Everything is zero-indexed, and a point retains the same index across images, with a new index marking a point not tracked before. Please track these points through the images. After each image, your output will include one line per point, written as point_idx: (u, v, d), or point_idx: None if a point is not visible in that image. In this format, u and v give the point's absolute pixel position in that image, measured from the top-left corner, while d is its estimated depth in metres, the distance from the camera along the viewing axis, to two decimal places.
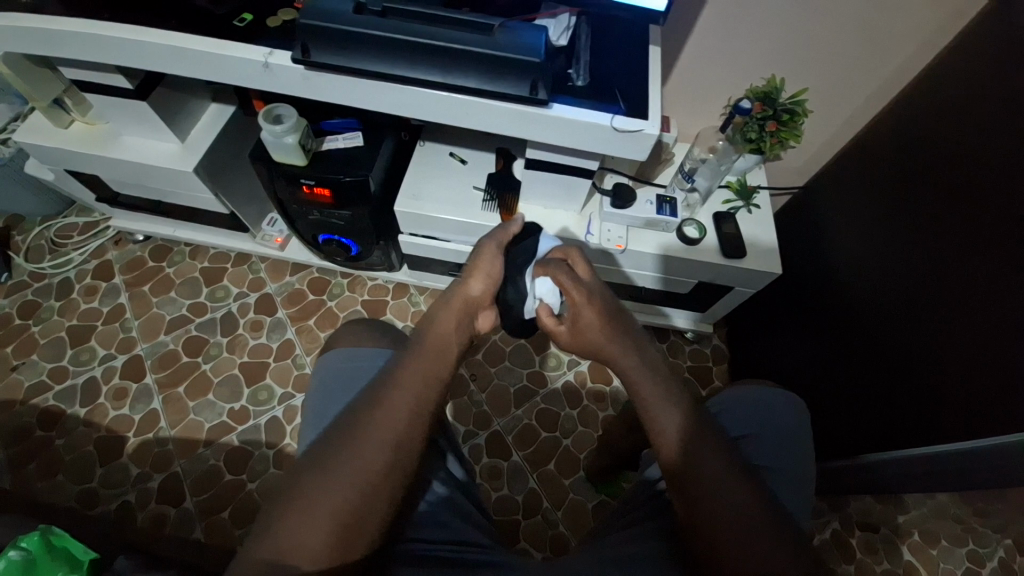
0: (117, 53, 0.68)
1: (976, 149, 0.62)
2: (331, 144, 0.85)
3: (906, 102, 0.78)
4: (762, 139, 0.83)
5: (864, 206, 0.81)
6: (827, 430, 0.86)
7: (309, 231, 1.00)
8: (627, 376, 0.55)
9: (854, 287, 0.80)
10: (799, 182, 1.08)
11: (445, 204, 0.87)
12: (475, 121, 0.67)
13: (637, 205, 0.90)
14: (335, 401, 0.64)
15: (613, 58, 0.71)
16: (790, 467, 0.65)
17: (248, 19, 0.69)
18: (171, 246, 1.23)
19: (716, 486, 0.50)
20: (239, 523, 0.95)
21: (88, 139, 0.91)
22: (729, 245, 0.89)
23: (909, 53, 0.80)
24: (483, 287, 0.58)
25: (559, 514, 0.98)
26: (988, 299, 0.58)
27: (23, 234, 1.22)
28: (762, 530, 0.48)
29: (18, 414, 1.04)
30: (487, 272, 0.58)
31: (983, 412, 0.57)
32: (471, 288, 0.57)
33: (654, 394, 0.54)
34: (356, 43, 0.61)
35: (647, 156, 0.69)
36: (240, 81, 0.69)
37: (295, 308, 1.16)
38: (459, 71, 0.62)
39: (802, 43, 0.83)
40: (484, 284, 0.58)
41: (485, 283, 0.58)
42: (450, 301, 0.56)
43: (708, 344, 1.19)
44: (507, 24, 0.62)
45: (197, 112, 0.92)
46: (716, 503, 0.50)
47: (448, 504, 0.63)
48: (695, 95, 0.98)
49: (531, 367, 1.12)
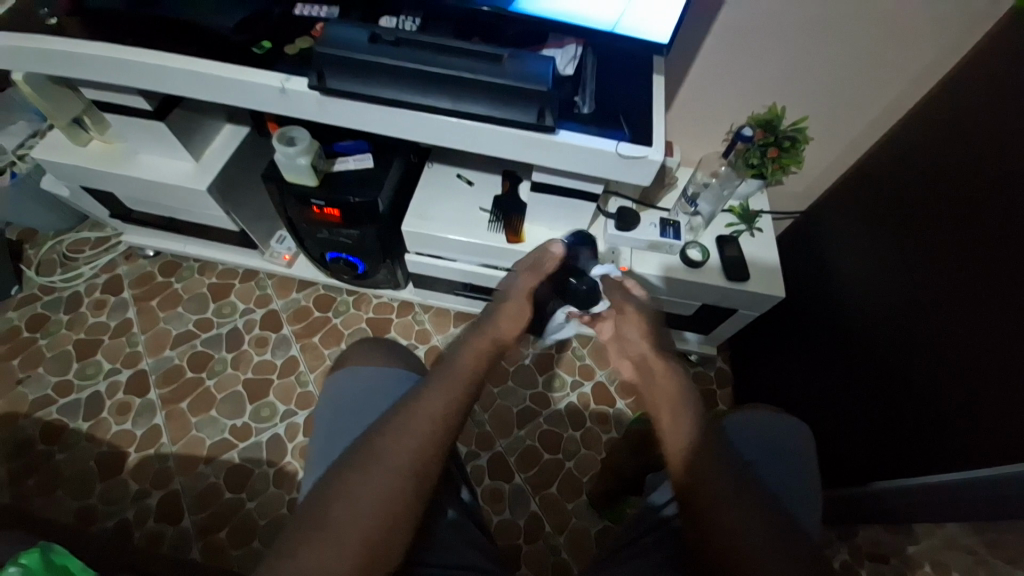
0: (139, 77, 0.71)
1: (972, 178, 0.63)
2: (341, 165, 0.87)
3: (904, 130, 0.80)
4: (764, 165, 0.85)
5: (865, 232, 0.82)
6: (833, 456, 0.85)
7: (317, 250, 1.01)
8: (658, 385, 0.57)
9: (858, 312, 0.80)
10: (801, 206, 1.09)
11: (451, 224, 0.89)
12: (483, 146, 0.69)
13: (641, 228, 0.92)
14: (340, 420, 0.65)
15: (618, 87, 0.73)
16: (797, 495, 0.64)
17: (266, 46, 0.71)
18: (181, 262, 1.25)
19: (726, 507, 0.49)
20: (237, 543, 0.94)
21: (105, 157, 0.94)
22: (732, 268, 0.90)
23: (905, 83, 0.82)
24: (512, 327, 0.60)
25: (561, 539, 0.97)
26: (991, 326, 0.58)
27: (36, 248, 1.24)
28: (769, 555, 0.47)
29: (21, 428, 1.04)
30: (515, 316, 0.61)
31: (991, 442, 0.57)
32: (502, 334, 0.59)
33: (680, 405, 0.55)
34: (370, 70, 0.63)
35: (651, 181, 0.70)
36: (257, 105, 0.71)
37: (300, 324, 1.17)
38: (469, 98, 0.64)
39: (801, 73, 0.86)
40: (512, 330, 0.60)
41: (513, 323, 0.61)
42: (478, 340, 0.57)
43: (712, 367, 1.19)
44: (515, 53, 0.64)
45: (212, 133, 0.94)
46: (728, 523, 0.49)
47: (451, 527, 0.62)
48: (697, 121, 1.00)
49: (534, 388, 1.12)
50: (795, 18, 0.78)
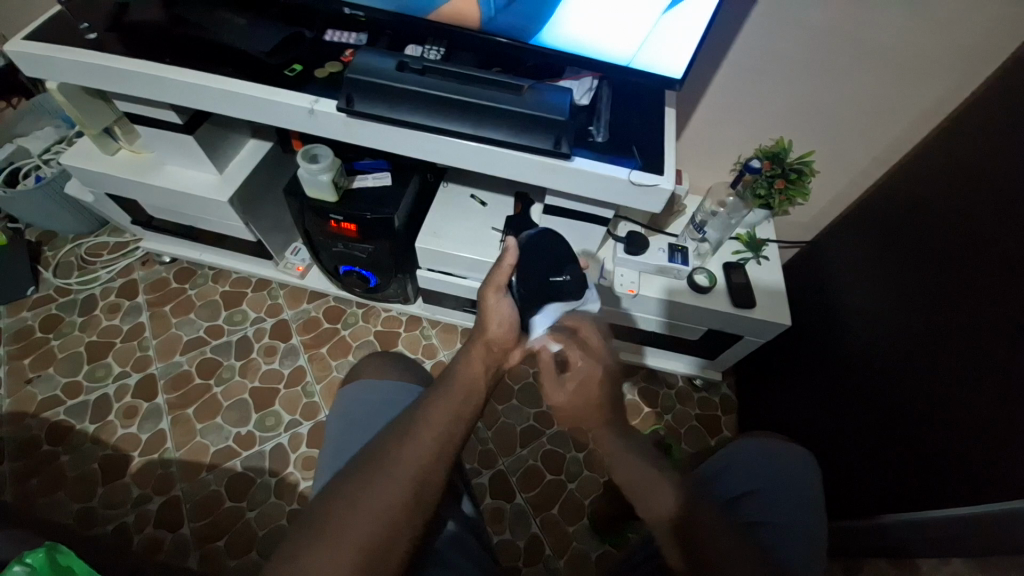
0: (175, 94, 0.74)
1: (970, 216, 0.65)
2: (360, 182, 0.90)
3: (908, 166, 0.82)
4: (770, 196, 0.86)
5: (870, 265, 0.83)
6: (838, 487, 0.85)
7: (331, 262, 1.04)
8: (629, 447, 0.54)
9: (863, 344, 0.81)
10: (807, 236, 1.11)
11: (464, 242, 0.91)
12: (500, 170, 0.71)
13: (649, 252, 0.94)
14: (350, 431, 0.65)
15: (631, 118, 0.76)
16: (802, 526, 0.63)
17: (297, 69, 0.75)
18: (195, 269, 1.27)
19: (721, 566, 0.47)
20: (234, 553, 0.94)
21: (132, 166, 0.97)
22: (738, 294, 0.91)
23: (909, 122, 0.85)
24: (499, 327, 0.61)
25: (561, 563, 0.96)
26: (992, 363, 0.59)
27: (55, 250, 1.27)
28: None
29: (28, 427, 1.04)
30: (503, 316, 0.61)
31: (995, 478, 0.57)
32: (492, 337, 0.60)
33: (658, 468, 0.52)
34: (397, 95, 0.67)
35: (662, 208, 0.72)
36: (286, 124, 0.74)
37: (309, 335, 1.19)
38: (489, 125, 0.67)
39: (807, 108, 0.89)
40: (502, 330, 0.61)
41: (502, 327, 0.61)
42: (472, 345, 0.59)
43: (717, 393, 1.19)
44: (535, 86, 0.68)
45: (236, 147, 0.98)
46: None
47: (454, 544, 0.62)
48: (706, 151, 1.03)
49: (538, 407, 1.12)
50: (803, 56, 0.81)
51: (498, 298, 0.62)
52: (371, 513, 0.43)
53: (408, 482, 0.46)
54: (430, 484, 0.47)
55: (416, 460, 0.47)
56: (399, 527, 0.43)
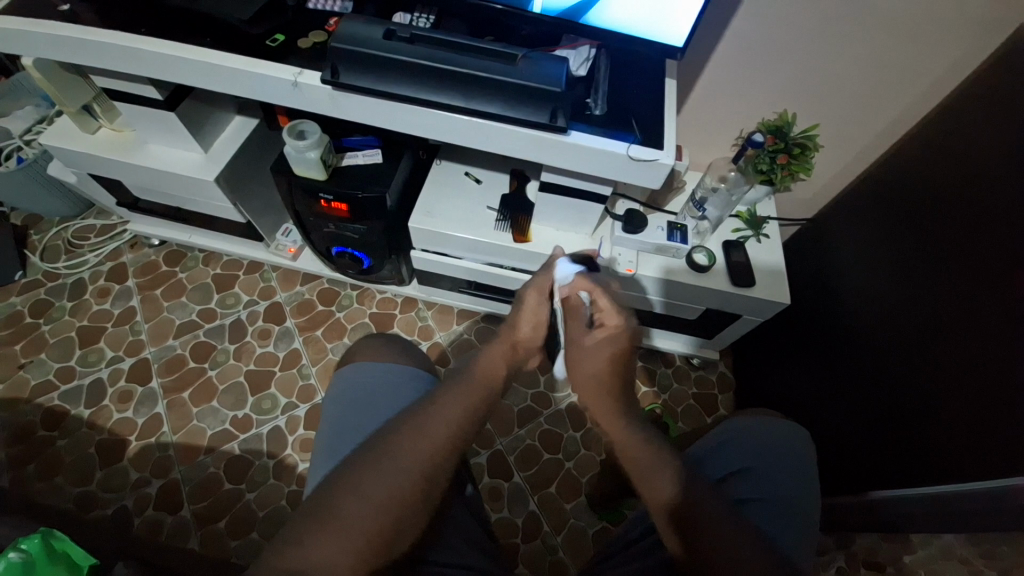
0: (148, 66, 0.71)
1: (975, 189, 0.63)
2: (350, 160, 0.87)
3: (913, 140, 0.80)
4: (773, 171, 0.82)
5: (870, 241, 0.82)
6: (834, 465, 0.85)
7: (322, 244, 1.02)
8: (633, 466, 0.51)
9: (860, 321, 0.81)
10: (806, 213, 1.09)
11: (459, 222, 0.89)
12: (493, 144, 0.69)
13: (648, 230, 0.91)
14: (344, 416, 0.65)
15: (629, 90, 0.73)
16: (804, 506, 0.63)
17: (280, 39, 0.71)
18: (186, 251, 1.25)
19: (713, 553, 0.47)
20: (235, 534, 0.94)
21: (114, 145, 0.93)
22: (737, 273, 0.90)
23: (914, 96, 0.82)
24: (532, 329, 0.57)
25: (559, 539, 0.97)
26: (986, 338, 0.58)
27: (40, 233, 1.25)
28: (741, 556, 0.48)
29: (23, 412, 1.04)
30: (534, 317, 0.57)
31: (986, 454, 0.57)
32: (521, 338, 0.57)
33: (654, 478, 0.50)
34: (383, 66, 0.64)
35: (661, 184, 0.70)
36: (270, 98, 0.71)
37: (303, 318, 1.17)
38: (481, 97, 0.64)
39: (813, 79, 0.85)
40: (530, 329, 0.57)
41: (534, 329, 0.57)
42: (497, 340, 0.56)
43: (714, 371, 1.20)
44: (530, 54, 0.65)
45: (222, 123, 0.94)
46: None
47: (452, 524, 0.61)
48: (706, 127, 1.00)
49: (536, 387, 1.12)
50: (810, 24, 0.78)
51: (535, 299, 0.57)
52: (370, 501, 0.43)
53: (401, 466, 0.45)
54: (422, 468, 0.45)
55: (410, 446, 0.46)
56: (399, 510, 0.43)
